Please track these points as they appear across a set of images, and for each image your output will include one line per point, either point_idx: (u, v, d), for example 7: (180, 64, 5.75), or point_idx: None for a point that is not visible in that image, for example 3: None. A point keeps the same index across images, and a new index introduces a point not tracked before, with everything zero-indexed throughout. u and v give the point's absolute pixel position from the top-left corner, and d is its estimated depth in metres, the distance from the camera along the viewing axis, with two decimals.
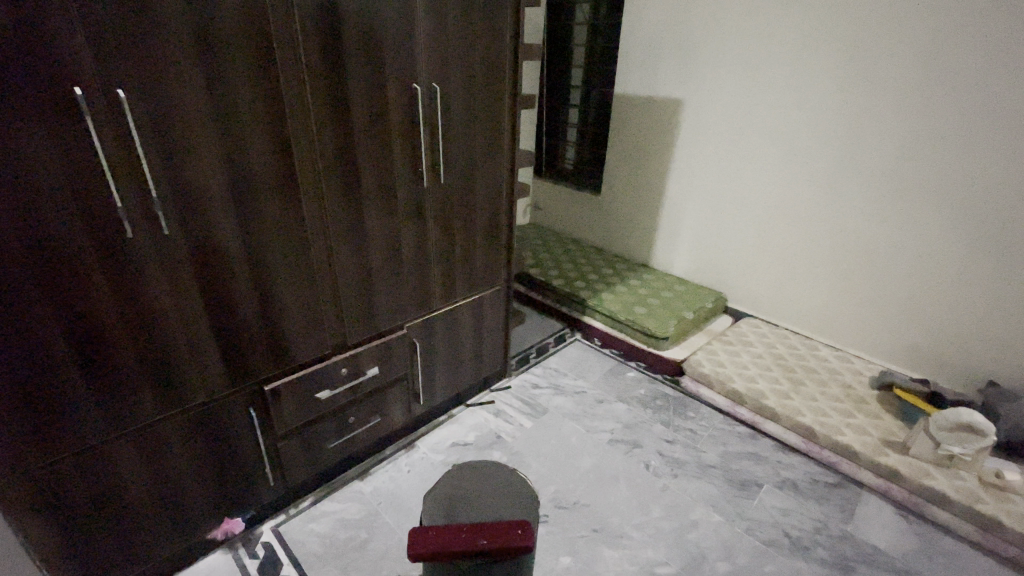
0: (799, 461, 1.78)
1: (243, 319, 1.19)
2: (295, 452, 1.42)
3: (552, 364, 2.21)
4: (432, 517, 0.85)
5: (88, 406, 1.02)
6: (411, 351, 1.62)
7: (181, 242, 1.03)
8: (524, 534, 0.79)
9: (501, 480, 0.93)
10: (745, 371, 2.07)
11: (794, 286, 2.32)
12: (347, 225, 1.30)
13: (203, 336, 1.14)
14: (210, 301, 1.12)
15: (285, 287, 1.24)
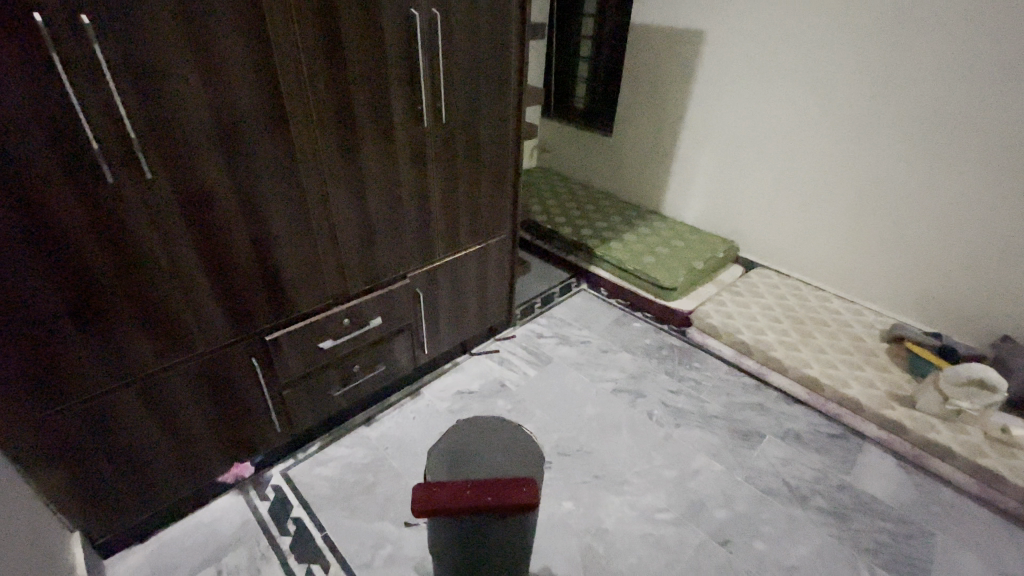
0: (802, 412, 1.78)
1: (239, 269, 1.15)
2: (299, 400, 1.43)
3: (557, 313, 2.19)
4: (437, 472, 0.84)
5: (87, 357, 1.01)
6: (415, 301, 1.58)
7: (166, 187, 0.97)
8: (530, 492, 0.78)
9: (507, 432, 0.92)
10: (754, 322, 2.03)
11: (808, 237, 2.24)
12: (343, 170, 1.23)
13: (199, 286, 1.10)
14: (204, 250, 1.07)
15: (280, 235, 1.19)
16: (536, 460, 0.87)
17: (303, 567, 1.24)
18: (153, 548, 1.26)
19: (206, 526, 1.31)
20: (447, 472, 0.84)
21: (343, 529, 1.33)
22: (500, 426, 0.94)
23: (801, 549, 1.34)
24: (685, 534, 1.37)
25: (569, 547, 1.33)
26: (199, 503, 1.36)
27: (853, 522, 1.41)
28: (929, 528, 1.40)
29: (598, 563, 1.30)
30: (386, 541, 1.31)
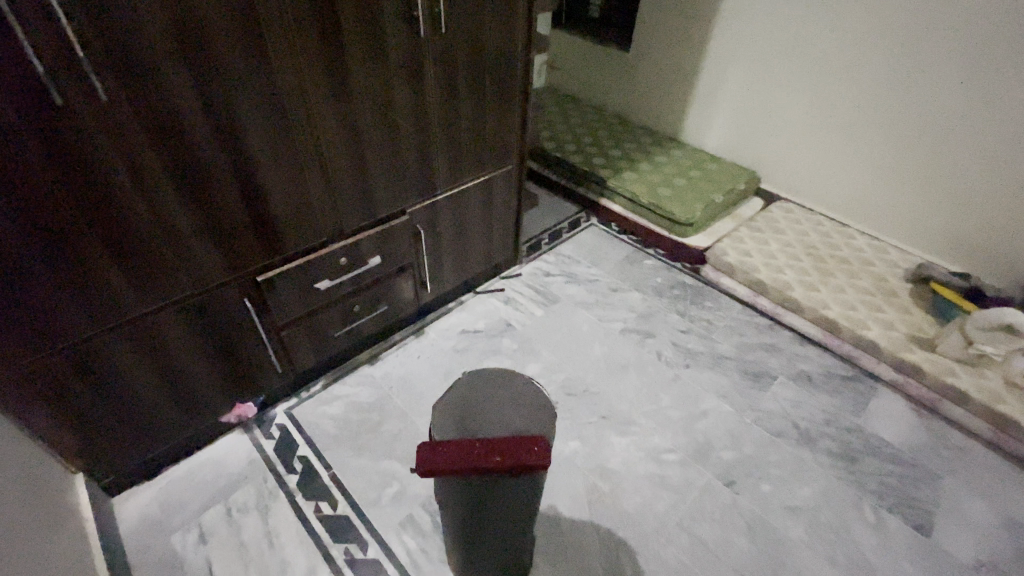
0: (816, 354, 1.73)
1: (221, 204, 1.05)
2: (298, 342, 1.37)
3: (565, 250, 2.08)
4: (443, 430, 0.78)
5: (67, 300, 0.94)
6: (415, 238, 1.48)
7: (124, 106, 0.85)
8: (540, 451, 0.74)
9: (516, 384, 0.85)
10: (773, 261, 1.94)
11: (837, 168, 2.08)
12: (331, 92, 1.08)
13: (178, 222, 1.00)
14: (178, 181, 0.96)
15: (266, 166, 1.07)
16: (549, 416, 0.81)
17: (312, 505, 1.25)
18: (161, 485, 1.26)
19: (213, 464, 1.31)
20: (456, 427, 0.78)
21: (350, 468, 1.32)
22: (509, 377, 0.87)
23: (807, 490, 1.34)
24: (691, 474, 1.36)
25: (575, 486, 1.33)
26: (204, 442, 1.35)
27: (860, 464, 1.40)
28: (937, 472, 1.39)
29: (603, 502, 1.30)
30: (394, 479, 1.31)
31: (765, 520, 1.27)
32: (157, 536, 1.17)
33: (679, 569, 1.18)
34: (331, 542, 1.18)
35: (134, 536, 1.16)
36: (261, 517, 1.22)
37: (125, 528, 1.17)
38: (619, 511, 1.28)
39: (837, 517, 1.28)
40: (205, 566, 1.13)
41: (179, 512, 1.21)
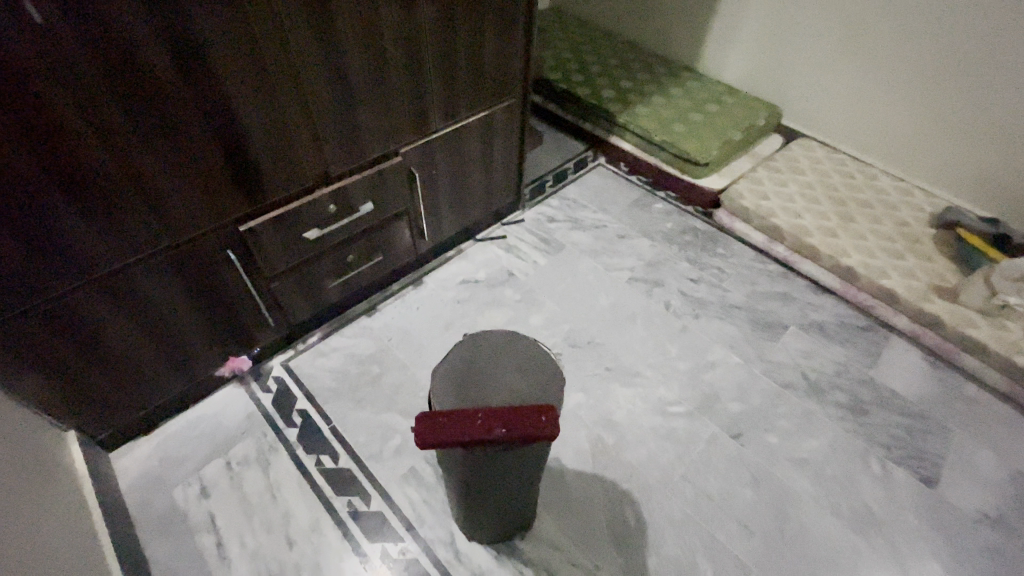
0: (830, 303, 1.66)
1: (191, 145, 0.93)
2: (289, 294, 1.30)
3: (571, 193, 1.96)
4: (443, 400, 0.73)
5: (31, 256, 0.86)
6: (410, 182, 1.36)
7: (60, 26, 0.72)
8: (549, 420, 0.68)
9: (523, 349, 0.79)
10: (791, 205, 1.83)
11: (867, 102, 1.90)
12: (304, 11, 0.93)
13: (143, 166, 0.90)
14: (137, 119, 0.85)
15: (237, 101, 0.95)
16: (559, 382, 0.76)
17: (312, 458, 1.23)
18: (159, 439, 1.24)
19: (210, 418, 1.29)
20: (458, 395, 0.73)
21: (350, 421, 1.30)
22: (514, 341, 0.80)
23: (814, 442, 1.32)
24: (697, 427, 1.34)
25: (578, 438, 1.31)
26: (198, 395, 1.32)
27: (869, 416, 1.38)
28: (947, 424, 1.37)
29: (607, 454, 1.28)
30: (395, 432, 1.29)
31: (770, 472, 1.26)
32: (158, 491, 1.16)
33: (682, 520, 1.18)
34: (333, 495, 1.18)
35: (135, 491, 1.16)
36: (261, 471, 1.20)
37: (125, 484, 1.17)
38: (623, 464, 1.27)
39: (843, 469, 1.27)
40: (208, 519, 1.13)
41: (178, 466, 1.20)
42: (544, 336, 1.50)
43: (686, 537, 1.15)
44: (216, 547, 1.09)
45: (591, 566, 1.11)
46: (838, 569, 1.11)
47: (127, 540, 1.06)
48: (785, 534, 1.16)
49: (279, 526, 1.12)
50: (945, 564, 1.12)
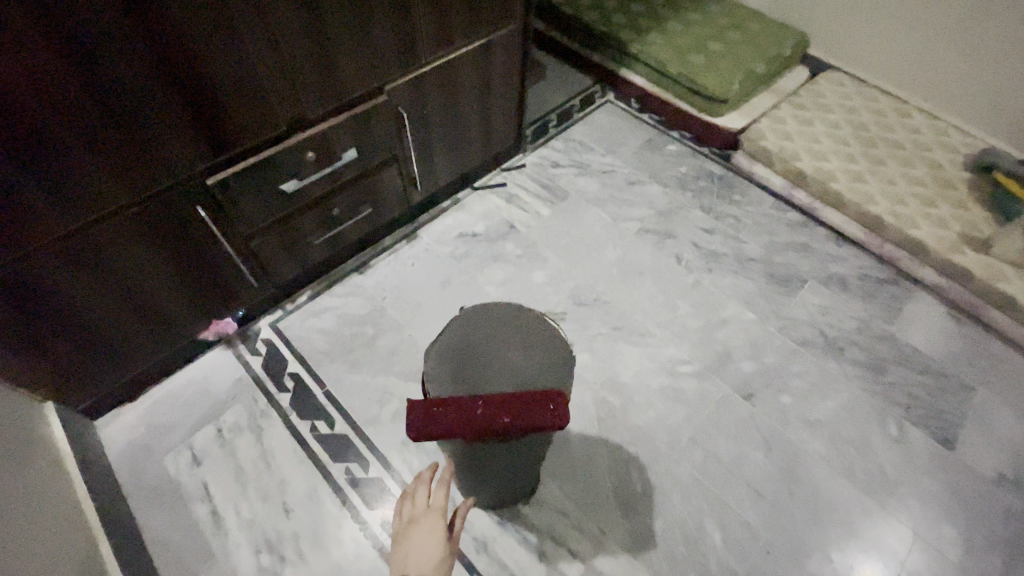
0: (852, 254, 1.56)
1: (137, 83, 0.79)
2: (272, 252, 1.19)
3: (576, 134, 1.80)
4: (440, 383, 0.66)
5: None
6: (398, 124, 1.22)
7: None
8: (559, 410, 0.61)
9: (529, 325, 0.72)
10: (816, 146, 1.67)
11: (909, 28, 1.69)
12: None
13: (82, 109, 0.77)
14: (66, 51, 0.71)
15: (184, 28, 0.79)
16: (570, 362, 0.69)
17: (307, 424, 1.18)
18: (146, 406, 1.19)
19: (198, 383, 1.23)
20: (456, 381, 0.66)
21: (345, 385, 1.24)
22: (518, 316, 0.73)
23: (829, 402, 1.27)
24: (708, 388, 1.28)
25: (583, 401, 1.25)
26: (183, 360, 1.25)
27: (888, 375, 1.32)
28: (968, 383, 1.31)
29: (613, 417, 1.23)
30: (392, 396, 1.23)
31: (783, 435, 1.21)
32: (147, 460, 1.12)
33: (690, 484, 1.15)
34: (329, 462, 1.13)
35: (124, 461, 1.11)
36: (254, 438, 1.15)
37: (113, 453, 1.12)
38: (630, 427, 1.22)
39: (858, 431, 1.22)
40: (201, 489, 1.09)
41: (167, 434, 1.15)
42: (547, 293, 1.41)
43: (694, 501, 1.13)
44: (211, 516, 1.06)
45: (597, 531, 1.09)
46: (848, 531, 1.09)
47: (118, 512, 1.02)
48: (795, 498, 1.13)
49: (276, 494, 1.09)
50: (957, 527, 1.10)
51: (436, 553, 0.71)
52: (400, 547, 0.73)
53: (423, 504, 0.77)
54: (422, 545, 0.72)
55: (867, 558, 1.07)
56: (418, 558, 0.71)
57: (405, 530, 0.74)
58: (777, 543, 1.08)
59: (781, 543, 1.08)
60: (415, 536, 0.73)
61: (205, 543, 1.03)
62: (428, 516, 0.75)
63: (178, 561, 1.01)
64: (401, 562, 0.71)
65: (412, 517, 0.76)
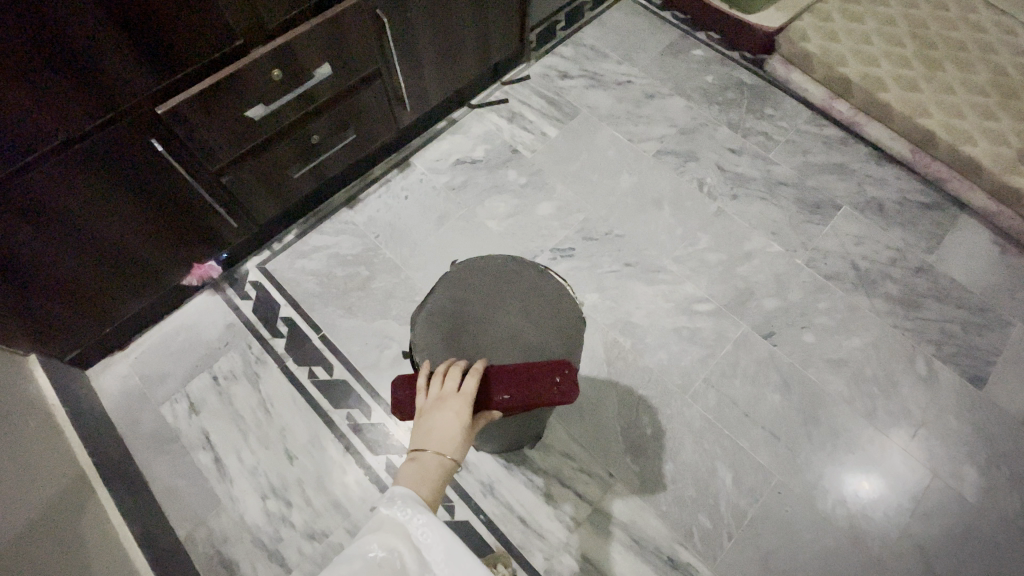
0: (894, 176, 1.40)
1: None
2: (248, 189, 1.07)
3: (587, 38, 1.57)
4: (433, 351, 0.69)
5: None
6: (377, 33, 1.03)
7: None
8: (558, 388, 0.62)
9: (527, 295, 0.74)
10: (865, 48, 1.45)
11: None
12: None
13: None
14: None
15: None
16: (568, 332, 0.72)
17: (305, 371, 1.13)
18: (137, 354, 1.14)
19: (188, 330, 1.17)
20: (447, 340, 0.70)
21: (341, 329, 1.17)
22: (517, 283, 0.75)
23: (854, 341, 1.19)
24: (725, 327, 1.20)
25: (593, 342, 1.19)
26: (170, 306, 1.18)
27: (921, 310, 1.22)
28: (1008, 318, 1.22)
29: (624, 359, 1.17)
30: (390, 341, 1.16)
31: (804, 375, 1.15)
32: (145, 409, 1.09)
33: (703, 427, 1.11)
34: (331, 409, 1.10)
35: (121, 411, 1.09)
36: (251, 386, 1.12)
37: (109, 402, 1.09)
38: (641, 369, 1.16)
39: (883, 370, 1.16)
40: (202, 437, 1.07)
41: (161, 383, 1.11)
42: (554, 226, 1.29)
43: (706, 445, 1.09)
44: (215, 463, 1.05)
45: (606, 474, 1.07)
46: (865, 471, 1.07)
47: (120, 462, 1.01)
48: (812, 439, 1.09)
49: (278, 441, 1.07)
50: (978, 467, 1.06)
51: (462, 442, 0.56)
52: (419, 424, 0.56)
53: (452, 385, 0.59)
54: (448, 427, 0.55)
55: (863, 474, 1.06)
56: (441, 441, 0.54)
57: (430, 407, 0.57)
58: (790, 484, 1.06)
59: (794, 484, 1.06)
60: (440, 415, 0.56)
61: (211, 490, 1.03)
62: (458, 397, 0.58)
63: (186, 508, 1.01)
64: (420, 443, 0.54)
65: (439, 395, 0.58)
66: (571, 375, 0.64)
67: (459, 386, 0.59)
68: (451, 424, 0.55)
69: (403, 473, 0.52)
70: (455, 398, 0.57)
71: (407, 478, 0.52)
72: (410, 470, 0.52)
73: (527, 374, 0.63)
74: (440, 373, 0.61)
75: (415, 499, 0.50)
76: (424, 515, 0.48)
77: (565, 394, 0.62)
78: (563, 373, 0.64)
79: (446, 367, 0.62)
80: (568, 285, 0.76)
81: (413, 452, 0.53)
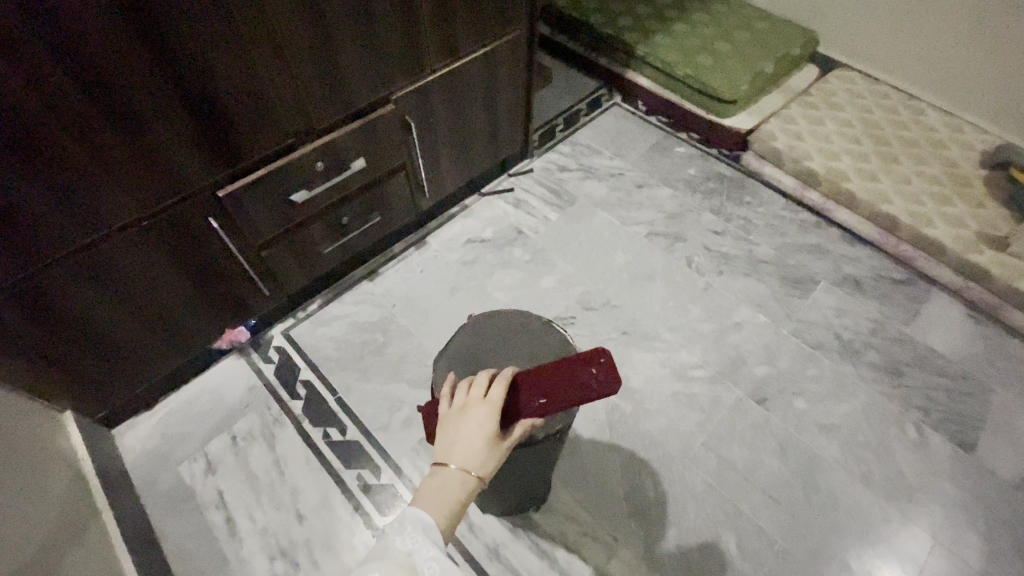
0: (867, 255, 1.53)
1: (145, 91, 0.79)
2: (282, 262, 1.21)
3: (582, 138, 1.80)
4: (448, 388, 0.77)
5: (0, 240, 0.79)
6: (405, 133, 1.22)
7: None
8: (594, 375, 0.65)
9: (532, 347, 0.82)
10: (827, 145, 1.66)
11: (913, 31, 1.69)
12: None
13: (89, 118, 0.77)
14: (68, 60, 0.71)
15: (203, 53, 0.82)
16: None
17: (319, 431, 1.19)
18: (161, 415, 1.21)
19: (212, 392, 1.24)
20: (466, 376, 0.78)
21: (356, 392, 1.24)
22: (523, 336, 0.84)
23: (845, 407, 1.24)
24: (720, 393, 1.27)
25: (595, 407, 1.24)
26: (199, 369, 1.26)
27: (906, 378, 1.29)
28: (990, 386, 1.28)
29: (625, 423, 1.22)
30: (402, 404, 1.23)
31: (799, 440, 1.20)
32: (163, 468, 1.13)
33: (705, 491, 1.13)
34: (343, 469, 1.14)
35: (141, 470, 1.13)
36: (267, 446, 1.17)
37: (130, 461, 1.14)
38: (642, 434, 1.21)
39: (875, 435, 1.20)
40: (216, 497, 1.10)
41: (182, 442, 1.17)
42: (556, 298, 1.41)
43: (708, 508, 1.11)
44: (226, 523, 1.07)
45: (610, 537, 1.08)
46: (884, 557, 1.05)
47: (136, 521, 1.04)
48: (812, 505, 1.11)
49: (288, 501, 1.10)
50: (979, 533, 1.07)
51: (485, 455, 0.60)
52: (447, 434, 0.61)
53: (478, 393, 0.63)
54: (471, 439, 0.60)
55: (881, 559, 1.05)
56: (463, 457, 0.59)
57: (454, 416, 0.62)
58: (794, 550, 1.07)
59: (797, 551, 1.06)
60: (464, 424, 0.61)
61: (220, 551, 1.04)
62: (484, 405, 0.62)
63: (193, 569, 1.03)
64: (444, 458, 0.59)
65: (464, 403, 0.63)
66: (608, 363, 0.66)
67: (485, 393, 0.64)
68: (474, 436, 0.60)
69: (427, 486, 0.58)
70: (479, 407, 0.62)
71: (431, 491, 0.58)
72: (434, 481, 0.59)
73: (560, 374, 0.66)
74: (467, 382, 0.66)
75: (427, 525, 0.56)
76: (434, 550, 0.54)
77: (605, 383, 0.64)
78: (600, 363, 0.66)
79: (474, 375, 0.67)
80: (570, 336, 0.84)
81: (437, 466, 0.59)
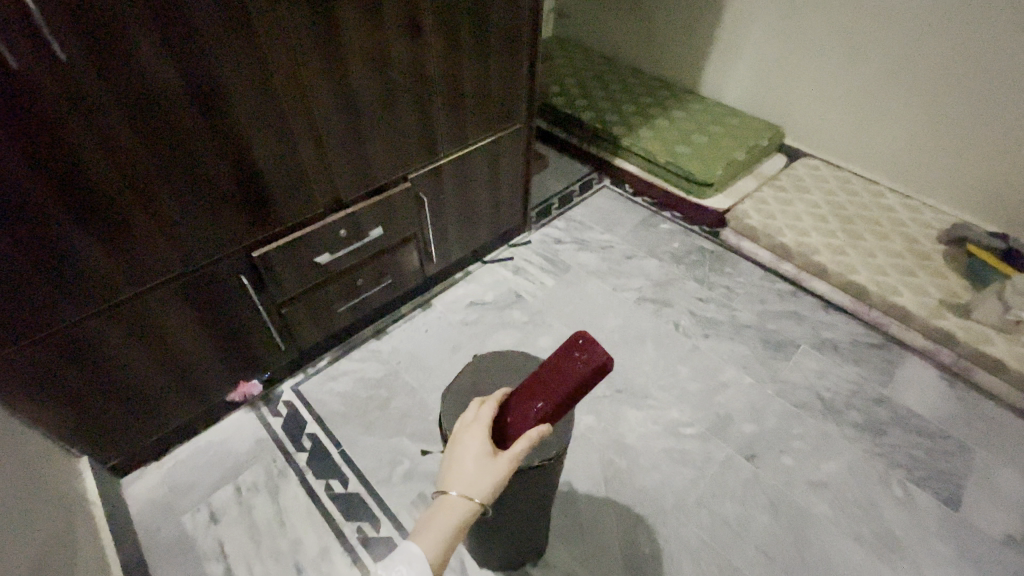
0: (843, 321, 1.64)
1: (207, 171, 0.96)
2: (299, 319, 1.31)
3: (576, 214, 1.98)
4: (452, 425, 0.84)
5: (66, 293, 0.91)
6: (418, 206, 1.38)
7: (98, 91, 0.77)
8: (582, 357, 0.70)
9: None
10: (798, 223, 1.83)
11: (864, 129, 1.94)
12: (322, 63, 0.99)
13: (159, 192, 0.92)
14: (153, 149, 0.87)
15: (257, 143, 0.99)
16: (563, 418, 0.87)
17: (321, 483, 1.22)
18: (170, 466, 1.24)
19: (221, 444, 1.29)
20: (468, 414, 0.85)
21: (359, 446, 1.29)
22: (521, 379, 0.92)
23: (832, 464, 1.29)
24: (710, 449, 1.31)
25: (590, 462, 1.29)
26: (210, 421, 1.32)
27: (888, 437, 1.34)
28: (969, 445, 1.33)
29: (619, 478, 1.26)
30: (404, 457, 1.27)
31: (789, 496, 1.23)
32: (166, 518, 1.16)
33: (699, 547, 1.15)
34: (343, 521, 1.16)
35: (145, 520, 1.15)
36: (271, 498, 1.19)
37: (135, 511, 1.17)
38: (636, 489, 1.24)
39: (863, 493, 1.24)
40: (217, 548, 1.12)
41: (187, 493, 1.20)
42: None
43: (702, 565, 1.13)
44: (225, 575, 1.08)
45: None
46: None
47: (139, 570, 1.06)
48: (804, 562, 1.13)
49: (288, 554, 1.11)
50: None
51: (481, 477, 0.65)
52: (448, 461, 0.68)
53: (472, 417, 0.71)
54: (467, 457, 0.66)
55: None
56: (459, 481, 0.65)
57: (453, 443, 0.70)
58: None
59: None
60: (461, 448, 0.68)
61: None
62: (479, 426, 0.70)
63: None
64: (444, 486, 0.65)
65: (461, 430, 0.71)
66: (585, 341, 0.71)
67: (479, 416, 0.71)
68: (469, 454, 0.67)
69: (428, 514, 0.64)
70: (473, 428, 0.69)
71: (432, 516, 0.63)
72: (436, 507, 0.64)
73: (550, 371, 0.72)
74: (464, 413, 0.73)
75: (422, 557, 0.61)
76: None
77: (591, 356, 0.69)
78: (580, 344, 0.71)
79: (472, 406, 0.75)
80: None
81: (439, 493, 0.65)
